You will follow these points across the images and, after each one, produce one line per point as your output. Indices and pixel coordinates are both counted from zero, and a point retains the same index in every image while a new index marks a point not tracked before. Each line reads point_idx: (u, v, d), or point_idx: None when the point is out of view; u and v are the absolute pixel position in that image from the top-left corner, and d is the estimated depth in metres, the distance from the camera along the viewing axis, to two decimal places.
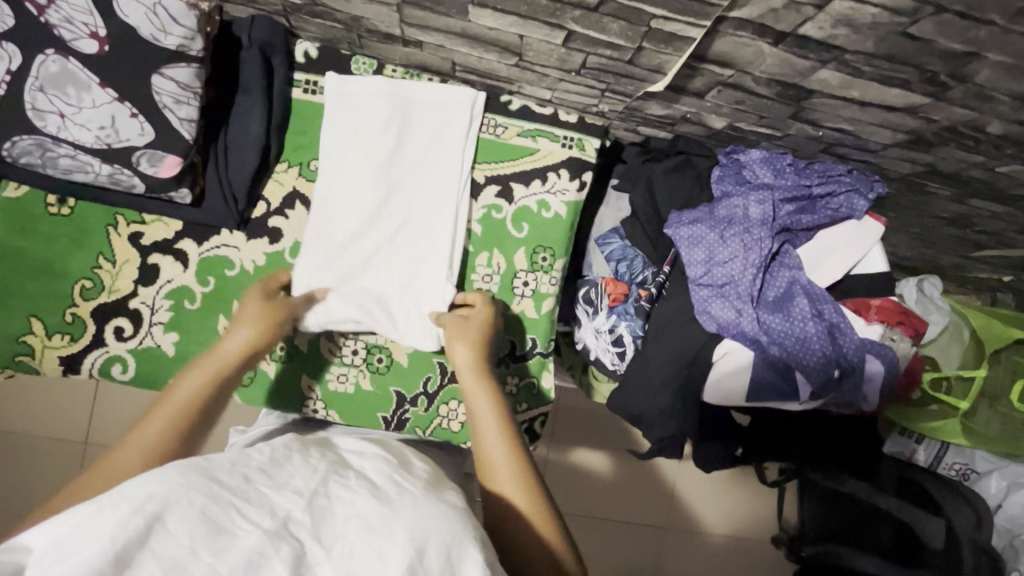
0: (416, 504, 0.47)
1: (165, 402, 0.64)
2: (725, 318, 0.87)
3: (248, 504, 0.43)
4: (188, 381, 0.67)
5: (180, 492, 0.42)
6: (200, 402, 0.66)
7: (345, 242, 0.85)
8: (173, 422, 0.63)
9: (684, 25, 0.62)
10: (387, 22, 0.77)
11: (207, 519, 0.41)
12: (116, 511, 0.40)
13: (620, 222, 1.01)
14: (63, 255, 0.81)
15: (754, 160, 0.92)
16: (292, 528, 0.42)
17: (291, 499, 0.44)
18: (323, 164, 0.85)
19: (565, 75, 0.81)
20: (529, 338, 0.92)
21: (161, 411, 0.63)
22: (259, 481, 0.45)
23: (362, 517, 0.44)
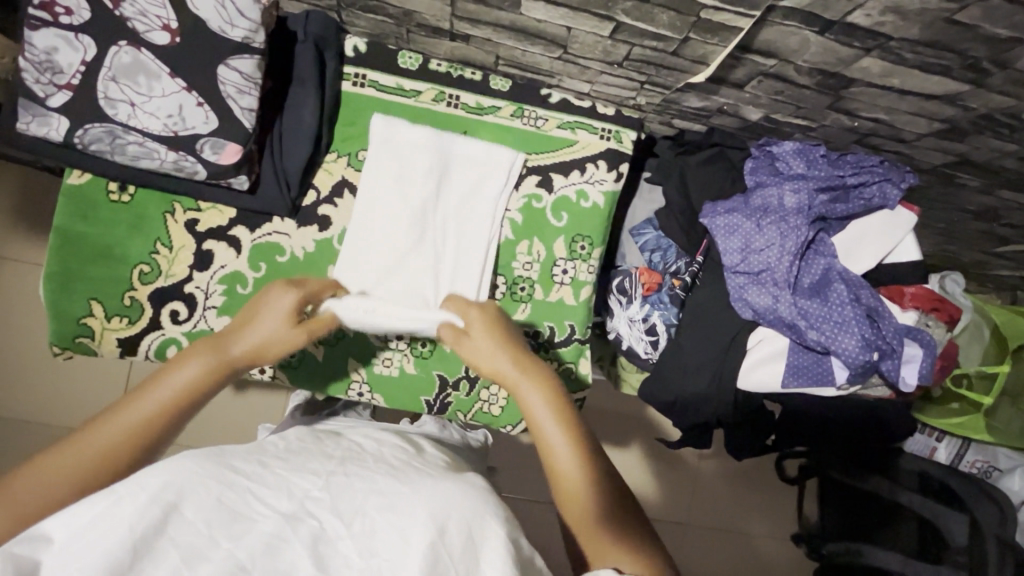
0: (432, 482, 0.52)
1: (162, 387, 0.64)
2: (762, 304, 0.90)
3: (264, 489, 0.48)
4: (191, 370, 0.66)
5: (197, 481, 0.46)
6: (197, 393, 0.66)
7: (397, 241, 0.88)
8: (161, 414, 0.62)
9: (733, 15, 0.64)
10: (439, 16, 0.80)
11: (224, 505, 0.45)
12: (135, 500, 0.43)
13: (654, 212, 1.04)
14: (123, 241, 0.84)
15: (787, 152, 0.94)
16: (310, 508, 0.47)
17: (309, 482, 0.50)
18: (376, 164, 0.88)
19: (606, 68, 0.84)
20: (567, 324, 0.94)
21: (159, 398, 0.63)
22: (276, 467, 0.51)
23: (380, 494, 0.49)
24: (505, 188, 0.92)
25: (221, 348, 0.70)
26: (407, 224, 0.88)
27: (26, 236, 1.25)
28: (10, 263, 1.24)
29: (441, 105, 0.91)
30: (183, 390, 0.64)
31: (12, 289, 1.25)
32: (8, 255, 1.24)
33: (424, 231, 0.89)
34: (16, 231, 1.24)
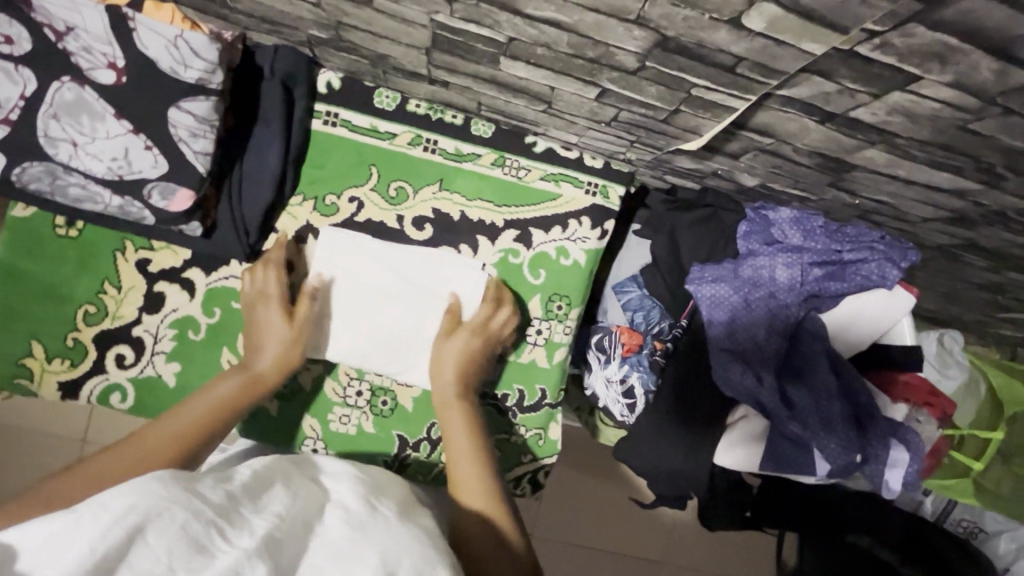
0: (389, 527, 0.52)
1: (199, 398, 0.72)
2: (745, 386, 0.82)
3: (230, 526, 0.45)
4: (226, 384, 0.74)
5: (163, 505, 0.43)
6: (234, 404, 0.73)
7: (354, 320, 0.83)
8: (180, 440, 0.67)
9: (727, 96, 0.58)
10: (415, 62, 0.73)
11: (187, 535, 0.42)
12: (97, 520, 0.41)
13: (641, 269, 0.98)
14: (69, 279, 0.80)
15: (785, 219, 0.89)
16: (272, 550, 0.45)
17: (270, 522, 0.47)
18: (348, 232, 0.83)
19: (594, 125, 0.79)
20: (538, 388, 0.89)
21: (200, 406, 0.71)
22: (241, 503, 0.48)
23: (335, 543, 0.49)
24: (480, 241, 0.87)
25: (247, 366, 0.76)
26: (376, 305, 0.83)
27: None
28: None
29: (417, 149, 0.85)
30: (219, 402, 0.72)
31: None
32: None
33: (390, 305, 0.83)
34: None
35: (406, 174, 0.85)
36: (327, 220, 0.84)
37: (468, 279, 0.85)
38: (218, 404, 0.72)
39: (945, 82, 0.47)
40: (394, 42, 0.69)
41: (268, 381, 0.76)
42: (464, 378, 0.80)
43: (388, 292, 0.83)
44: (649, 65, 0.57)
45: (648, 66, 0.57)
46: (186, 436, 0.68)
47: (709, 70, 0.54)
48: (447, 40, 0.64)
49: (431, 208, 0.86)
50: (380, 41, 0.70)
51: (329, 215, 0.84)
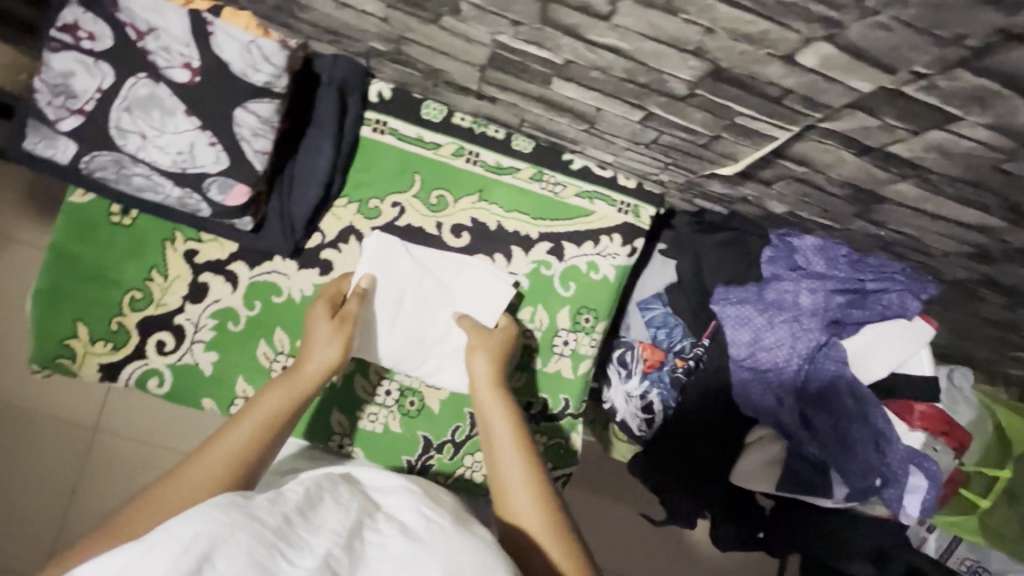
0: (446, 538, 0.54)
1: (247, 416, 0.68)
2: (765, 406, 0.85)
3: (291, 548, 0.47)
4: (272, 398, 0.70)
5: (226, 531, 0.46)
6: (284, 414, 0.70)
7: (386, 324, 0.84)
8: (235, 462, 0.63)
9: (769, 125, 0.61)
10: (468, 78, 0.77)
11: (253, 560, 0.44)
12: (167, 550, 0.43)
13: (665, 287, 1.01)
14: (118, 265, 0.82)
15: (809, 247, 0.92)
16: (334, 565, 0.47)
17: (330, 539, 0.49)
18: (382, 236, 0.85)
19: (633, 146, 0.82)
20: (562, 398, 0.92)
21: (251, 417, 0.68)
22: (297, 522, 0.50)
23: (395, 557, 0.50)
24: (514, 251, 0.90)
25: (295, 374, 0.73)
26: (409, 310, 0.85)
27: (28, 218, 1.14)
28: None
29: (459, 160, 0.89)
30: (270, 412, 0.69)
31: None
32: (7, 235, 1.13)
33: (421, 310, 0.85)
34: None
35: (448, 183, 0.89)
36: (369, 223, 0.87)
37: (497, 288, 0.87)
38: (269, 414, 0.68)
39: (982, 123, 0.51)
40: (451, 57, 0.73)
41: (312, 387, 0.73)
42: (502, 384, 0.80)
43: (420, 298, 0.85)
44: (698, 92, 0.60)
45: (697, 93, 0.60)
46: (239, 455, 0.64)
47: (756, 100, 0.57)
48: (504, 59, 0.68)
49: (470, 217, 0.89)
50: (438, 56, 0.73)
51: (370, 217, 0.87)
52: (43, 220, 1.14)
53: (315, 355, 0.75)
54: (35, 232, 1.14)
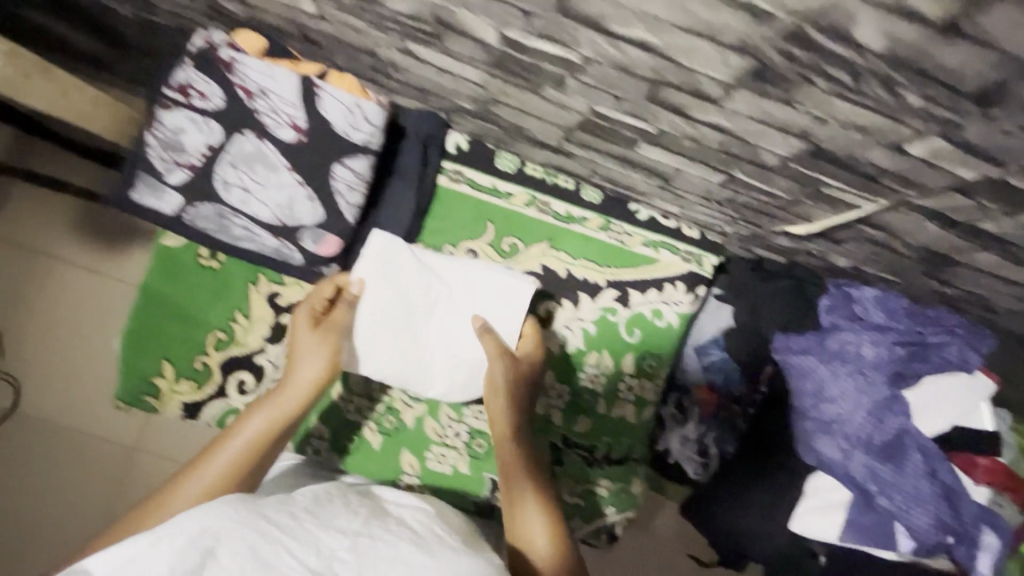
0: (457, 553, 0.53)
1: (234, 437, 0.70)
2: (830, 458, 0.87)
3: (296, 542, 0.48)
4: (256, 419, 0.71)
5: (233, 528, 0.48)
6: (270, 437, 0.71)
7: (395, 327, 0.81)
8: (215, 488, 0.65)
9: (856, 196, 0.64)
10: (550, 135, 0.80)
11: (257, 559, 0.46)
12: (173, 541, 0.47)
13: (723, 332, 1.03)
14: (204, 307, 0.85)
15: (868, 298, 0.94)
16: (335, 568, 0.48)
17: (335, 539, 0.50)
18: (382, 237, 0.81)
19: (704, 201, 0.85)
20: (626, 443, 0.93)
21: (235, 440, 0.69)
22: (304, 519, 0.51)
23: (404, 561, 0.50)
24: (582, 298, 0.93)
25: (282, 396, 0.74)
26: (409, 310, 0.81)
27: (71, 236, 1.19)
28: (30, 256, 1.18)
29: (531, 210, 0.92)
30: (254, 439, 0.70)
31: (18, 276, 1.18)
32: (47, 252, 1.18)
33: (421, 312, 0.82)
34: (57, 226, 1.18)
35: (519, 231, 0.92)
36: None
37: (511, 296, 0.83)
38: (253, 439, 0.70)
39: None
40: (539, 118, 0.76)
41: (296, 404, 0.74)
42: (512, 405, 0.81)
43: (419, 300, 0.82)
44: (791, 165, 0.62)
45: (789, 165, 0.63)
46: (223, 481, 0.66)
47: (850, 176, 0.60)
48: (595, 124, 0.71)
49: (540, 264, 0.92)
50: (526, 116, 0.76)
51: None
52: (86, 241, 1.19)
53: (302, 373, 0.75)
54: (77, 251, 1.19)
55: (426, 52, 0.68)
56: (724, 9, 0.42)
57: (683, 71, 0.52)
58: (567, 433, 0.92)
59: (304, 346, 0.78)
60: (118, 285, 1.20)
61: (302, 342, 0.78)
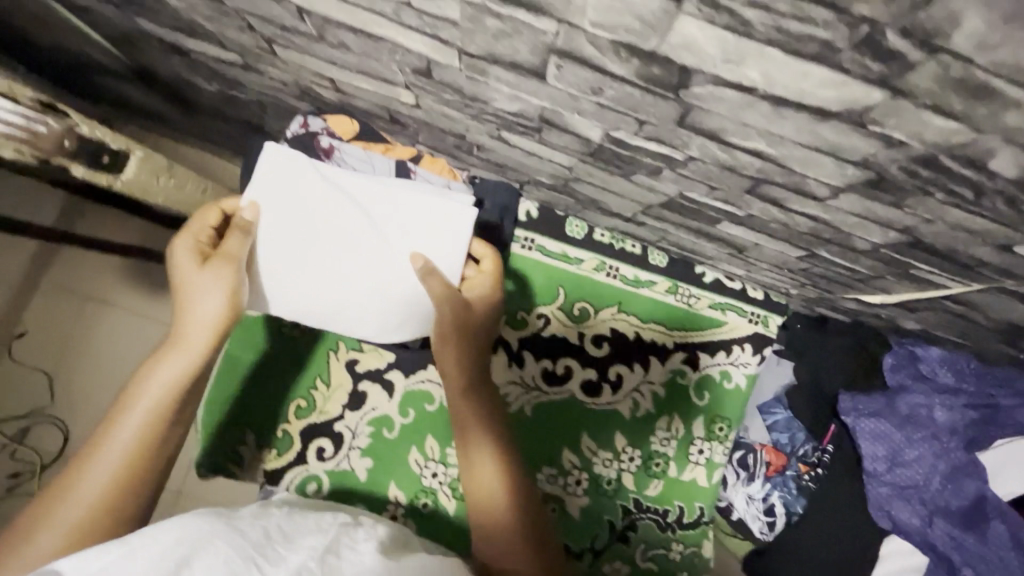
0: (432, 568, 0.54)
1: (144, 389, 0.63)
2: (907, 523, 0.87)
3: (268, 564, 0.49)
4: (162, 370, 0.63)
5: (207, 539, 0.49)
6: (179, 396, 0.64)
7: (291, 258, 0.75)
8: (135, 461, 0.61)
9: (946, 279, 0.65)
10: (626, 209, 0.83)
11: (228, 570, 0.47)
12: (147, 551, 0.47)
13: (784, 390, 1.05)
14: (287, 376, 0.90)
15: (934, 358, 0.94)
16: None
17: (307, 555, 0.51)
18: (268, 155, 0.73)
19: (775, 269, 0.87)
20: (697, 506, 0.93)
21: (141, 406, 0.62)
22: (276, 538, 0.52)
23: None
24: (652, 362, 0.94)
25: (182, 343, 0.65)
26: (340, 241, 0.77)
27: (129, 283, 1.27)
28: (111, 308, 1.26)
29: (600, 274, 0.95)
30: (165, 397, 0.63)
31: (97, 324, 1.25)
32: (105, 299, 1.26)
33: (357, 244, 0.77)
34: (114, 276, 1.27)
35: (588, 295, 0.95)
36: (516, 332, 0.94)
37: (448, 227, 0.77)
38: (167, 399, 0.63)
39: None
40: (619, 196, 0.78)
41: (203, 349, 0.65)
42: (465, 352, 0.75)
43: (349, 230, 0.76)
44: (882, 250, 0.64)
45: (881, 250, 0.65)
46: (143, 454, 0.61)
47: (944, 263, 0.62)
48: (680, 204, 0.73)
49: (609, 327, 0.95)
50: (606, 193, 0.79)
51: (517, 327, 0.94)
52: (138, 287, 1.27)
53: (197, 313, 0.65)
54: (131, 298, 1.26)
55: (518, 139, 0.71)
56: (856, 135, 0.44)
57: (793, 175, 0.54)
58: (639, 497, 0.92)
59: (194, 279, 0.66)
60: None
61: (182, 270, 0.67)
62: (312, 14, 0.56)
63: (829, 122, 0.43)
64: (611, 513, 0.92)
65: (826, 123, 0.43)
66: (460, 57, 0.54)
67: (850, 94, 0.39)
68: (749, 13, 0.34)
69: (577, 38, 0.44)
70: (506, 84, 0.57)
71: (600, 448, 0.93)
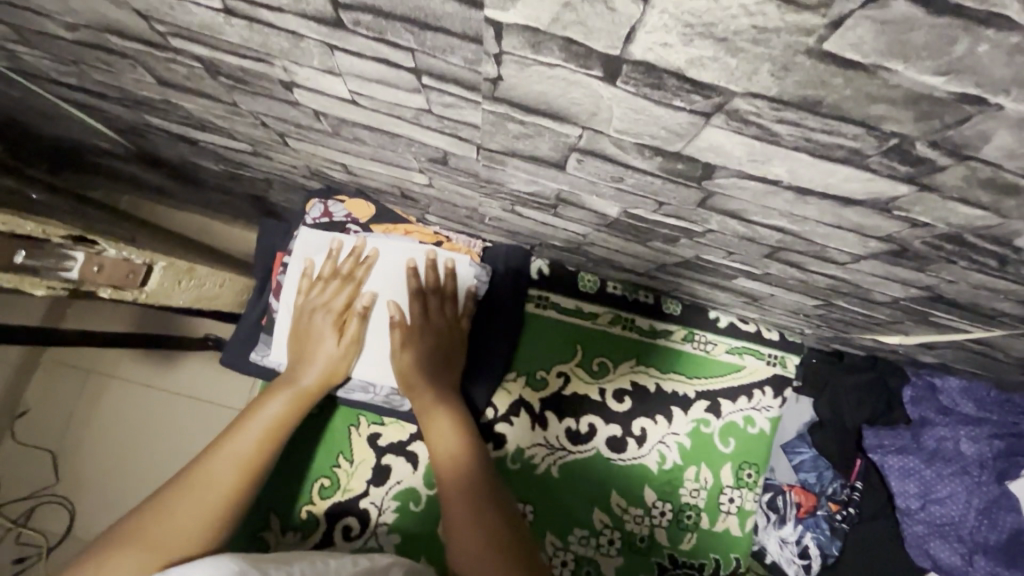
0: None
1: (254, 422, 0.72)
2: (949, 563, 0.86)
3: None
4: (277, 403, 0.74)
5: None
6: (290, 420, 0.74)
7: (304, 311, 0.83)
8: (247, 467, 0.68)
9: (967, 326, 0.66)
10: (639, 266, 0.84)
11: None
12: None
13: (806, 427, 1.05)
14: (309, 455, 0.89)
15: (954, 388, 0.94)
16: None
17: None
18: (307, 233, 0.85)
19: (790, 314, 0.87)
20: (732, 557, 0.91)
21: (255, 424, 0.71)
22: None
23: None
24: (675, 413, 0.94)
25: (296, 386, 0.77)
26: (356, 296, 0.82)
27: (134, 356, 1.25)
28: (115, 380, 1.24)
29: (616, 327, 0.96)
30: (275, 419, 0.73)
31: (101, 400, 1.23)
32: (108, 371, 1.24)
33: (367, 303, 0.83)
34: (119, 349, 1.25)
35: (606, 350, 0.95)
36: (536, 393, 0.93)
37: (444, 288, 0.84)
38: (276, 421, 0.72)
39: None
40: (632, 256, 0.79)
41: (317, 393, 0.78)
42: (436, 372, 0.82)
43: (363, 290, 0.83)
44: (903, 302, 0.65)
45: (901, 302, 0.65)
46: (251, 463, 0.68)
47: (965, 314, 0.62)
48: (696, 264, 0.74)
49: (629, 380, 0.95)
50: (618, 254, 0.80)
51: (537, 387, 0.93)
52: (143, 357, 1.25)
53: (314, 369, 0.78)
54: (135, 368, 1.25)
55: (532, 212, 0.71)
56: (880, 217, 0.44)
57: (813, 246, 0.55)
58: (674, 552, 0.91)
59: (313, 343, 0.80)
60: (193, 404, 1.23)
61: (310, 335, 0.80)
62: (328, 115, 0.57)
63: (853, 207, 0.44)
64: (647, 571, 0.90)
65: (851, 208, 0.44)
66: (478, 150, 0.55)
67: (875, 187, 0.40)
68: (778, 127, 0.35)
69: (601, 140, 0.44)
70: (524, 171, 0.57)
71: (630, 505, 0.91)
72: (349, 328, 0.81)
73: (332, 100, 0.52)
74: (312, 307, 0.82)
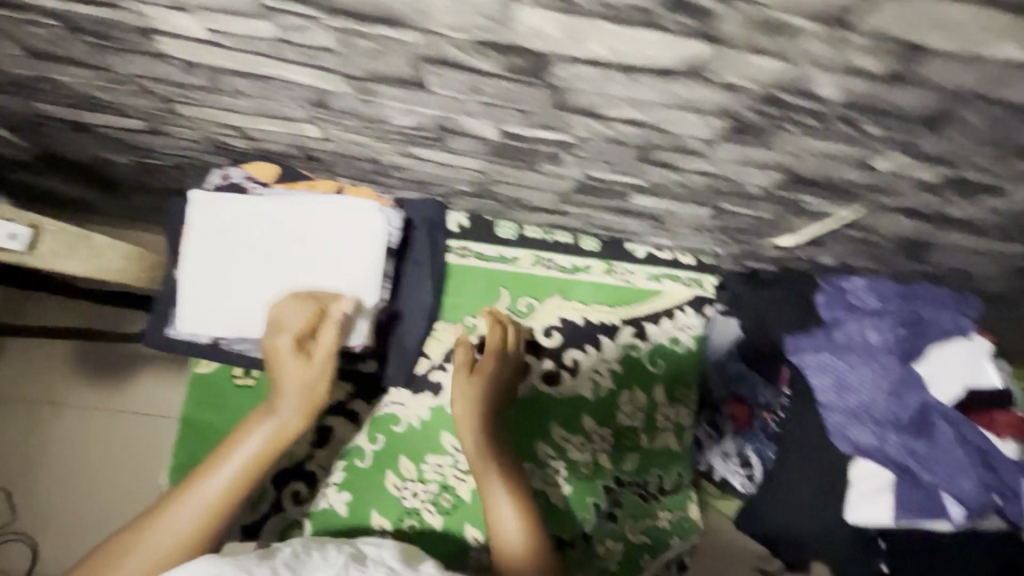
0: None
1: (230, 459, 0.69)
2: (866, 443, 0.89)
3: None
4: (255, 440, 0.70)
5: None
6: (267, 457, 0.71)
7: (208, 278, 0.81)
8: (212, 516, 0.66)
9: (834, 206, 0.71)
10: (546, 201, 0.87)
11: None
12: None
13: (735, 345, 1.09)
14: None
15: (859, 288, 1.00)
16: None
17: None
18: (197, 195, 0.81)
19: (695, 232, 0.92)
20: (676, 470, 0.96)
21: (230, 468, 0.69)
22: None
23: None
24: (603, 341, 0.98)
25: (275, 418, 0.72)
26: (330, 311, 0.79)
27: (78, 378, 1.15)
28: (64, 407, 1.14)
29: (539, 268, 0.99)
30: (250, 460, 0.69)
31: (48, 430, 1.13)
32: (54, 399, 1.14)
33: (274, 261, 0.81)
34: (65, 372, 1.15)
35: (531, 290, 0.99)
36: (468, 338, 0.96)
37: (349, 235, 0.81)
38: (251, 463, 0.69)
39: None
40: (534, 189, 0.82)
41: (297, 429, 0.72)
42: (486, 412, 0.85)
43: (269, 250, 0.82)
44: (774, 191, 0.70)
45: (773, 192, 0.70)
46: (215, 511, 0.66)
47: (826, 192, 0.68)
48: (591, 187, 0.78)
49: (557, 316, 0.98)
50: (521, 188, 0.83)
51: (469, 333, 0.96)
52: (89, 380, 1.15)
53: (288, 395, 0.73)
54: (81, 393, 1.14)
55: (426, 152, 0.74)
56: (703, 88, 0.49)
57: (670, 136, 0.59)
58: (617, 473, 0.95)
59: (289, 363, 0.75)
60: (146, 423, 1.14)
61: (282, 356, 0.75)
62: (199, 66, 0.59)
63: (677, 80, 0.48)
64: (595, 494, 0.94)
65: (674, 81, 0.48)
66: (347, 81, 0.57)
67: (678, 51, 0.44)
68: None
69: (440, 44, 0.48)
70: (398, 101, 0.60)
71: (570, 434, 0.95)
72: (319, 346, 0.76)
73: (197, 44, 0.54)
74: (277, 328, 0.77)
